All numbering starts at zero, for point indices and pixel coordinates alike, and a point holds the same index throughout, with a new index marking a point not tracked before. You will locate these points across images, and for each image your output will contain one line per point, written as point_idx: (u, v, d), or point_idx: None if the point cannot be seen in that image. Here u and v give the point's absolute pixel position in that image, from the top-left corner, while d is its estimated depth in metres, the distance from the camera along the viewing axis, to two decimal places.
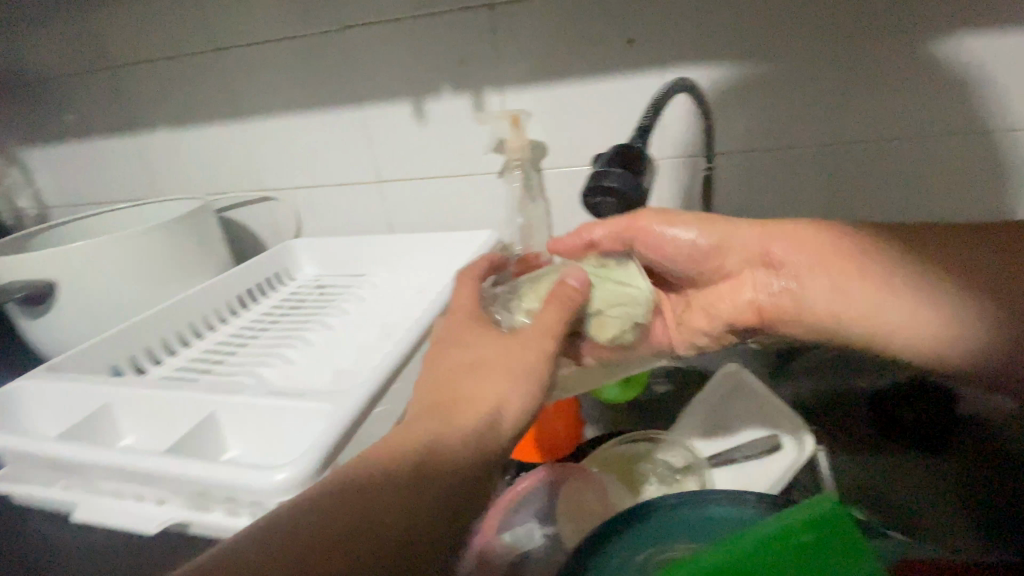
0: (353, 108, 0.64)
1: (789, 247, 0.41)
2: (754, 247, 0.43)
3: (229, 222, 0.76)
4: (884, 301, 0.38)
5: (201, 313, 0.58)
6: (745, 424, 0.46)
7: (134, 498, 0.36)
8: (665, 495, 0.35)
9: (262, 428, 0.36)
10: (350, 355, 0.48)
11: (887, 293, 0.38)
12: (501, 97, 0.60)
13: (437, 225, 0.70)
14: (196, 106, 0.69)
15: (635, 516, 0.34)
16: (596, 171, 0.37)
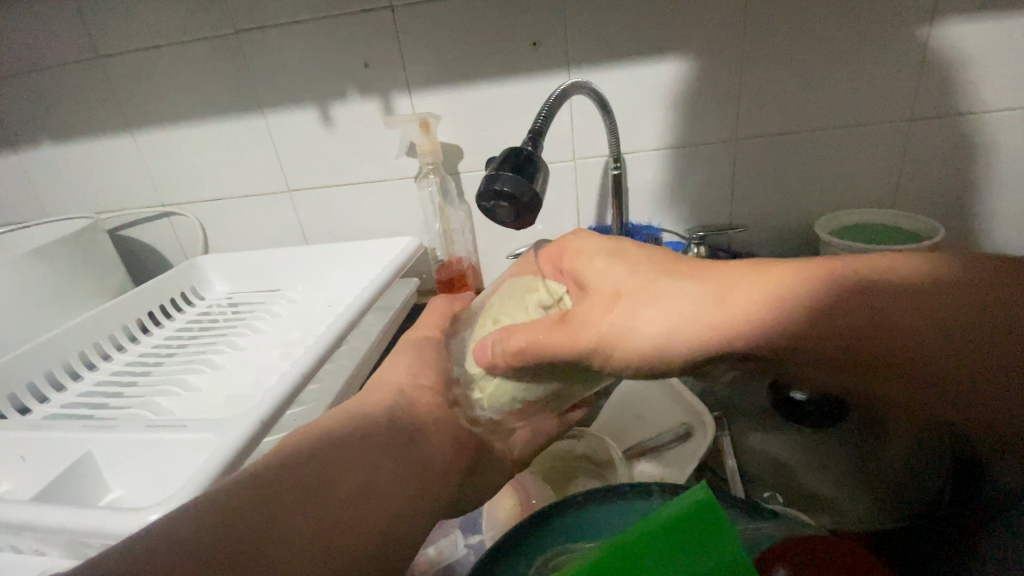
0: (256, 115, 0.61)
1: (781, 311, 0.27)
2: (717, 317, 0.28)
3: (131, 240, 0.71)
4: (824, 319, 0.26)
5: (94, 340, 0.53)
6: (662, 413, 0.47)
7: (9, 552, 0.32)
8: (575, 493, 0.34)
9: (148, 463, 0.34)
10: (254, 376, 0.46)
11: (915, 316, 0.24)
12: (411, 101, 0.59)
13: (356, 233, 0.68)
14: (79, 117, 0.63)
15: (552, 512, 0.33)
16: (488, 177, 0.36)
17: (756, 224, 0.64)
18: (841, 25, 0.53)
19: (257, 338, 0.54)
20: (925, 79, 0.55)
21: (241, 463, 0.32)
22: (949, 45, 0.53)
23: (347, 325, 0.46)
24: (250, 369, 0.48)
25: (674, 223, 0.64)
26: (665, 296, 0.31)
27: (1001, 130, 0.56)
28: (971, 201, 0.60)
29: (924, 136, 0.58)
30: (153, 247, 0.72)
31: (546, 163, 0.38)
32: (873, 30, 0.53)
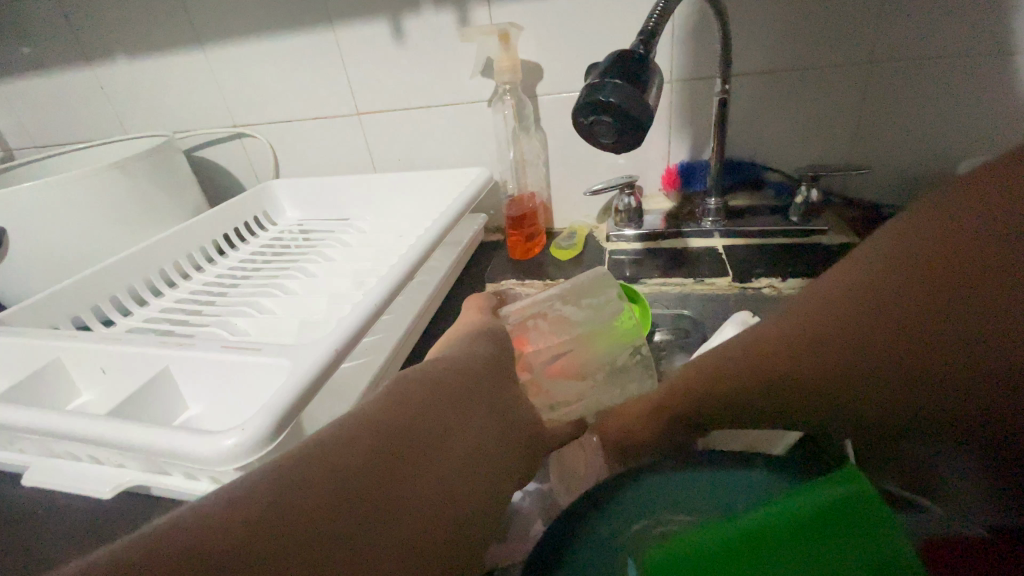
0: (325, 28, 0.57)
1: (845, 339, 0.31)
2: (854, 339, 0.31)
3: (206, 162, 0.71)
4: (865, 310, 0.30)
5: (172, 259, 0.54)
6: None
7: (88, 461, 0.32)
8: (669, 455, 0.29)
9: (223, 382, 0.33)
10: (325, 304, 0.45)
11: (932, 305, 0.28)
12: (489, 10, 0.53)
13: (425, 163, 0.64)
14: (152, 30, 0.62)
15: (646, 472, 0.29)
16: (590, 84, 0.31)
17: (881, 167, 0.55)
18: None
19: (328, 266, 0.53)
20: None
21: (316, 392, 0.31)
22: None
23: (416, 257, 0.44)
24: (321, 298, 0.47)
25: (778, 163, 0.56)
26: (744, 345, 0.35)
27: None
28: None
29: None
30: (226, 171, 0.72)
31: (658, 72, 0.33)
32: None
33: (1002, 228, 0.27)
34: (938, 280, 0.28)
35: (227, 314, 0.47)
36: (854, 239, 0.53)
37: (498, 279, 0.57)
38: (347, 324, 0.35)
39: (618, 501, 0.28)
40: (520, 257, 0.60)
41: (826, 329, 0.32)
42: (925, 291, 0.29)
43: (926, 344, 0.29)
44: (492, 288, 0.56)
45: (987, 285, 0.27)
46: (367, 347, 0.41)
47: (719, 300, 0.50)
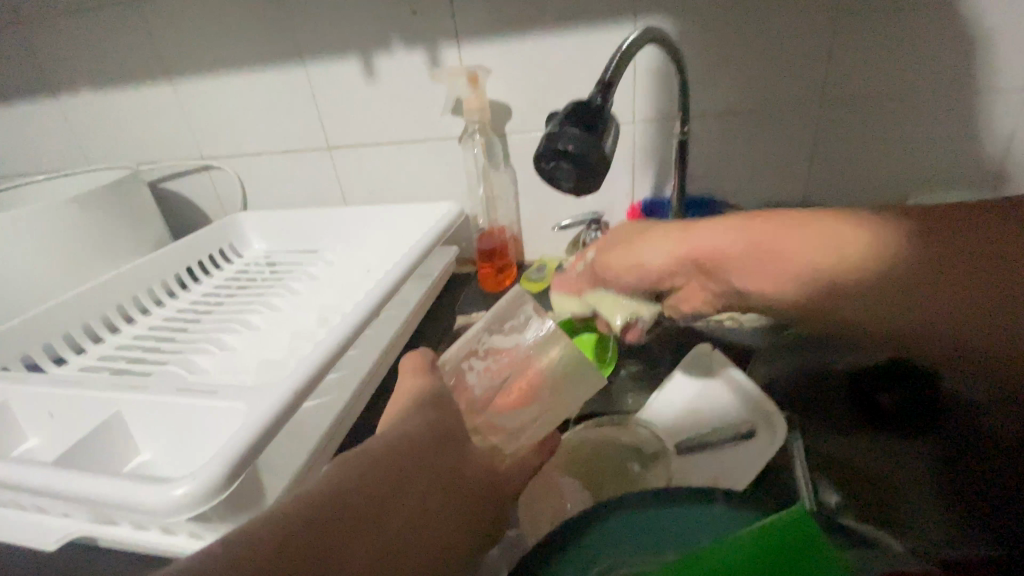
0: (296, 65, 0.58)
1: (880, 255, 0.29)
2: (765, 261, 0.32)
3: (171, 194, 0.70)
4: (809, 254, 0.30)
5: (130, 293, 0.52)
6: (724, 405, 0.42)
7: (31, 511, 0.31)
8: (633, 491, 0.30)
9: (176, 427, 0.32)
10: (289, 341, 0.44)
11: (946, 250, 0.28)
12: (459, 52, 0.55)
13: (396, 196, 0.65)
14: (120, 64, 0.62)
15: (613, 509, 0.29)
16: (549, 134, 0.33)
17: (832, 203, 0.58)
18: None
19: (295, 300, 0.52)
20: None
21: (273, 437, 0.30)
22: None
23: (384, 293, 0.43)
24: (286, 334, 0.46)
25: (737, 199, 0.59)
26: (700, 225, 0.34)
27: None
28: None
29: None
30: (192, 202, 0.71)
31: (614, 121, 0.35)
32: None
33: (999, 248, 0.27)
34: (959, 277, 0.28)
35: (185, 351, 0.46)
36: None
37: (468, 312, 0.57)
38: (310, 363, 0.34)
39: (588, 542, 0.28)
40: (492, 289, 0.60)
41: (848, 247, 0.29)
42: (969, 239, 0.28)
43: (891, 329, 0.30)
44: (463, 321, 0.56)
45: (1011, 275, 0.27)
46: (333, 384, 0.40)
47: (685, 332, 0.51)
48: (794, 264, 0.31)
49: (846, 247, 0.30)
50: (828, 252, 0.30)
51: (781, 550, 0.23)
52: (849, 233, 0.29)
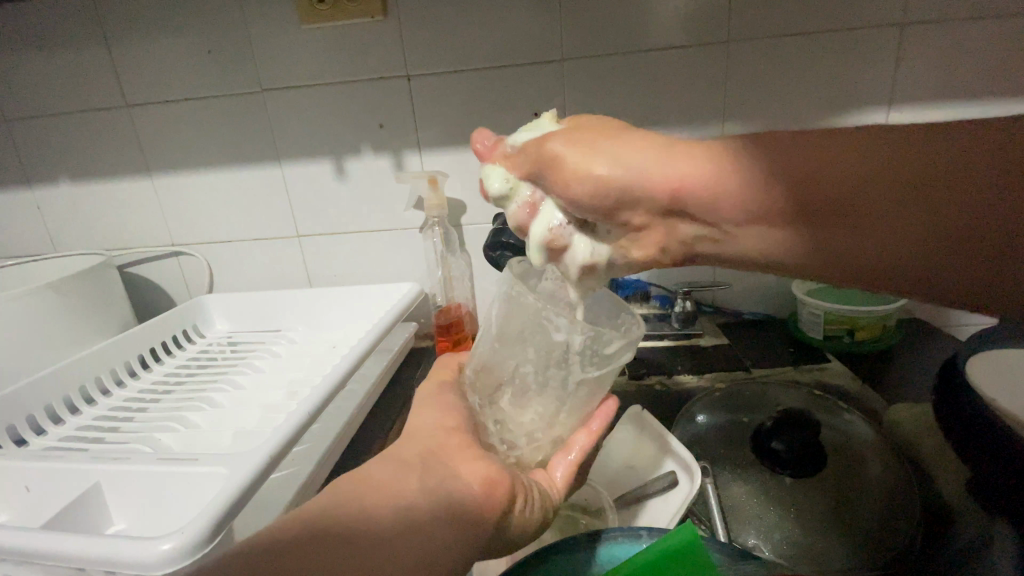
0: (273, 165, 0.66)
1: (752, 174, 0.27)
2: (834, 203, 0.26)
3: (139, 278, 0.73)
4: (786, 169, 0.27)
5: (96, 374, 0.54)
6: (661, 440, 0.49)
7: None
8: (581, 533, 0.36)
9: (154, 497, 0.35)
10: (257, 415, 0.47)
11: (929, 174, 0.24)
12: (421, 159, 0.64)
13: (360, 278, 0.71)
14: (100, 160, 0.67)
15: (567, 548, 0.35)
16: (497, 230, 0.44)
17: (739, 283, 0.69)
18: (812, 110, 0.60)
19: (260, 378, 0.55)
20: None
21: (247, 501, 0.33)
22: None
23: (353, 366, 0.48)
24: (255, 408, 0.49)
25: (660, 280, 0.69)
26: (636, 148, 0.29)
27: None
28: None
29: None
30: (159, 285, 0.74)
31: None
32: (840, 116, 0.60)
33: (1002, 176, 0.22)
34: (866, 209, 0.25)
35: (150, 428, 0.47)
36: (723, 341, 0.65)
37: None
38: (285, 428, 0.39)
39: (543, 568, 0.34)
40: None
41: (729, 178, 0.28)
42: (964, 167, 0.23)
43: (946, 241, 0.24)
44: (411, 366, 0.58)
45: (1000, 235, 0.23)
46: (299, 453, 0.43)
47: (620, 396, 0.58)
48: (854, 193, 0.25)
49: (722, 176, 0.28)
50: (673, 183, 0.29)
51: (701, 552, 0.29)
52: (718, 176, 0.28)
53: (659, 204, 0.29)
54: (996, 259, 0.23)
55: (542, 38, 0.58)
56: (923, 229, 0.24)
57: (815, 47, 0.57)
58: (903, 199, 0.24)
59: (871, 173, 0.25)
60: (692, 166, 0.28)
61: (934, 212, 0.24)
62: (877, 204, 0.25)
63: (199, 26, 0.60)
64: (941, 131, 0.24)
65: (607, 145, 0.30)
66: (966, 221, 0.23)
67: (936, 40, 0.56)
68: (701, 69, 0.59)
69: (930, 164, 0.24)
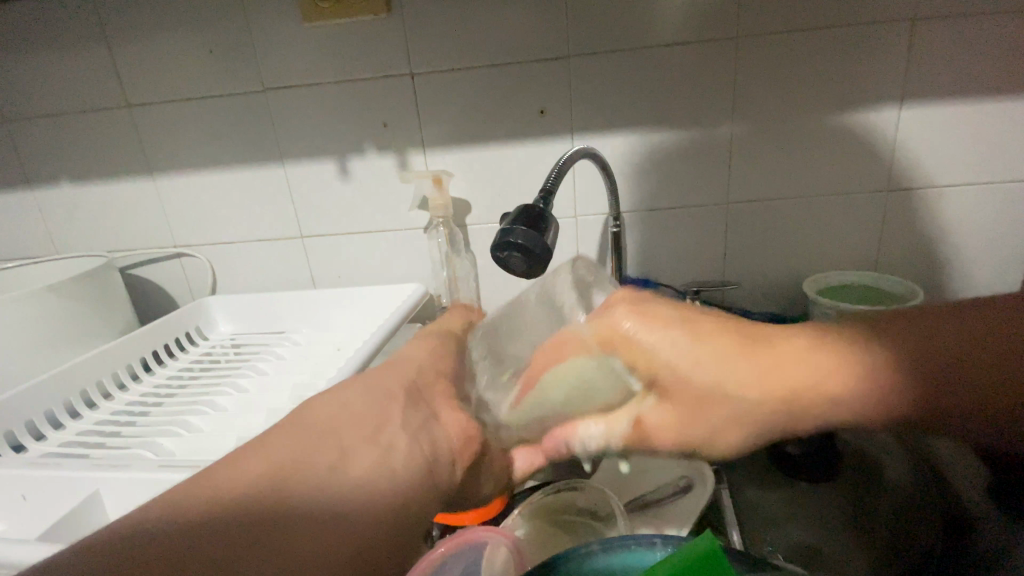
0: (276, 165, 0.65)
1: (863, 373, 0.30)
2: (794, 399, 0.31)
3: (141, 279, 0.73)
4: (801, 367, 0.31)
5: (97, 377, 0.53)
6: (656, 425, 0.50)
7: None
8: (592, 541, 0.35)
9: (154, 504, 0.35)
10: (259, 420, 0.46)
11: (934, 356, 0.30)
12: (425, 159, 0.63)
13: (364, 279, 0.70)
14: (102, 161, 0.66)
15: (578, 556, 0.34)
16: (503, 230, 0.43)
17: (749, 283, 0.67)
18: (824, 105, 0.59)
19: (263, 380, 0.54)
20: (902, 156, 0.60)
21: None
22: (920, 126, 0.58)
23: (356, 368, 0.47)
24: (257, 412, 0.48)
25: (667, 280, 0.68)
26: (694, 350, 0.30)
27: (973, 202, 0.61)
28: (953, 267, 0.64)
29: (903, 207, 0.62)
30: (160, 287, 0.73)
31: (555, 222, 0.45)
32: (853, 113, 0.59)
33: (956, 356, 0.30)
34: (969, 373, 0.29)
35: (152, 433, 0.47)
36: None
37: None
38: None
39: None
40: None
41: (799, 364, 0.31)
42: (946, 339, 0.30)
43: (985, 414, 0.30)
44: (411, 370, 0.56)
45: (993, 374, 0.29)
46: None
47: None
48: (930, 368, 0.30)
49: (809, 363, 0.31)
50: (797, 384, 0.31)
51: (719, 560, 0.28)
52: (823, 368, 0.31)
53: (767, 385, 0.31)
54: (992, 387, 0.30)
55: (548, 36, 0.57)
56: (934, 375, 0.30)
57: (828, 42, 0.56)
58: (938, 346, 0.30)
59: (888, 361, 0.31)
60: (797, 373, 0.31)
61: (955, 358, 0.30)
62: (852, 397, 0.31)
63: (201, 25, 0.59)
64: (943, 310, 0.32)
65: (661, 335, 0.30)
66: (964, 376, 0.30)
67: (951, 35, 0.55)
68: (710, 65, 0.58)
69: (959, 336, 0.30)
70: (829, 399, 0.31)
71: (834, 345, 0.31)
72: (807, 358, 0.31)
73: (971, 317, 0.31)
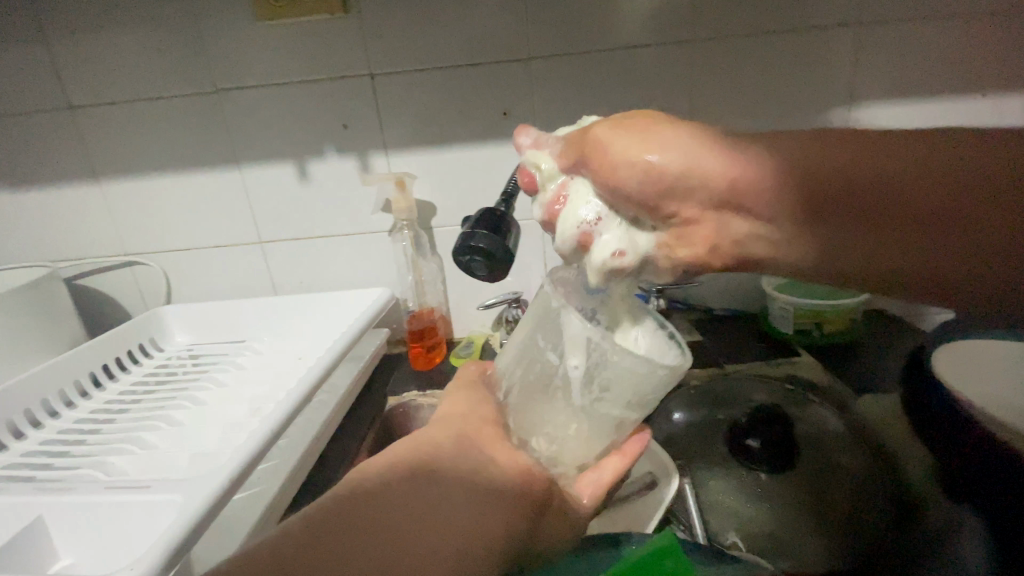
0: (230, 169, 0.63)
1: (787, 236, 0.31)
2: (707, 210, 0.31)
3: (90, 290, 0.69)
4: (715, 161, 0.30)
5: (42, 395, 0.50)
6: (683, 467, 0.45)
7: None
8: (561, 541, 0.35)
9: (107, 526, 0.34)
10: (217, 434, 0.45)
11: (888, 222, 0.29)
12: (387, 161, 0.62)
13: (329, 285, 0.69)
14: (43, 166, 0.63)
15: (548, 555, 0.34)
16: (465, 234, 0.43)
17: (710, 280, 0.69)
18: (778, 105, 0.60)
19: (223, 392, 0.52)
20: None
21: (204, 528, 0.32)
22: (868, 125, 0.61)
23: (320, 377, 0.46)
24: (216, 427, 0.46)
25: None
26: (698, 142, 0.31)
27: None
28: None
29: None
30: (111, 297, 0.70)
31: (517, 224, 0.46)
32: (806, 113, 0.61)
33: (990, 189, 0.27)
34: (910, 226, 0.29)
35: (103, 451, 0.44)
36: (697, 337, 0.65)
37: (400, 391, 0.60)
38: (249, 446, 0.37)
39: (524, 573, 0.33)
40: (423, 367, 0.64)
41: (753, 178, 0.30)
42: (955, 168, 0.27)
43: (939, 220, 0.28)
44: (395, 404, 0.59)
45: (976, 221, 0.27)
46: (263, 472, 0.41)
47: None
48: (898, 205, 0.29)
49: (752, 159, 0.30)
50: (731, 188, 0.31)
51: (679, 553, 0.29)
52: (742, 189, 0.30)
53: (714, 195, 0.31)
54: (973, 258, 0.28)
55: (508, 36, 0.57)
56: (951, 205, 0.28)
57: (779, 44, 0.58)
58: (955, 173, 0.28)
59: (887, 168, 0.29)
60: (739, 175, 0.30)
61: (952, 190, 0.27)
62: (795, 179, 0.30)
63: (147, 22, 0.57)
64: (964, 145, 0.28)
65: (668, 140, 0.31)
66: (947, 212, 0.28)
67: (894, 40, 0.57)
68: (668, 67, 0.59)
69: (951, 171, 0.28)
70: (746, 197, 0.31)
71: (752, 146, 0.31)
72: (729, 157, 0.31)
73: (978, 147, 0.28)
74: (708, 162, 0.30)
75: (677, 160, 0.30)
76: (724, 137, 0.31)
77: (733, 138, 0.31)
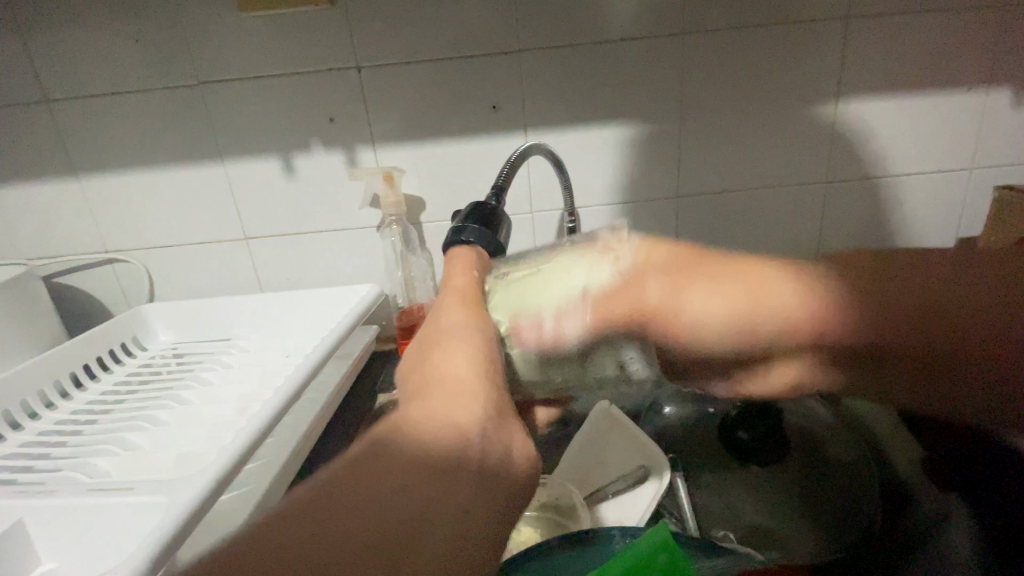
0: (213, 164, 0.61)
1: (820, 296, 0.32)
2: (748, 320, 0.35)
3: (71, 288, 0.68)
4: (730, 305, 0.35)
5: (22, 396, 0.49)
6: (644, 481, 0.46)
7: None
8: (554, 537, 0.35)
9: (90, 529, 0.33)
10: (203, 433, 0.44)
11: (881, 323, 0.30)
12: (375, 155, 0.61)
13: (317, 281, 0.68)
14: (18, 162, 0.61)
15: (542, 550, 0.34)
16: (455, 228, 0.43)
17: None
18: (766, 99, 0.60)
19: (208, 391, 0.51)
20: (840, 148, 0.63)
21: (190, 530, 0.31)
22: (854, 119, 0.61)
23: (308, 375, 0.46)
24: (203, 426, 0.45)
25: None
26: (704, 288, 0.36)
27: (906, 192, 0.65)
28: None
29: (842, 196, 0.65)
30: (92, 296, 0.68)
31: (508, 219, 0.45)
32: (795, 108, 0.61)
33: (999, 312, 0.27)
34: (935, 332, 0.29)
35: (84, 452, 0.43)
36: None
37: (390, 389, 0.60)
38: (236, 446, 0.36)
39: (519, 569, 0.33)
40: None
41: (773, 298, 0.34)
42: (943, 292, 0.29)
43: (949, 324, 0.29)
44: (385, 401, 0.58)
45: (953, 333, 0.29)
46: (250, 472, 0.40)
47: None
48: (931, 319, 0.29)
49: (768, 286, 0.34)
50: (762, 306, 0.34)
51: (674, 546, 0.29)
52: (768, 284, 0.34)
53: (738, 304, 0.35)
54: (975, 353, 0.29)
55: (496, 28, 0.56)
56: (931, 331, 0.29)
57: (767, 38, 0.58)
58: (939, 302, 0.29)
59: (895, 287, 0.30)
60: (750, 289, 0.35)
61: (928, 309, 0.29)
62: (821, 317, 0.33)
63: (124, 13, 0.55)
64: (959, 260, 0.31)
65: (697, 293, 0.36)
66: (924, 339, 0.30)
67: (879, 34, 0.58)
68: (657, 61, 0.58)
69: (945, 296, 0.29)
70: (783, 321, 0.34)
71: (796, 272, 0.34)
72: (727, 277, 0.36)
73: (965, 266, 0.30)
74: (724, 303, 0.35)
75: (716, 311, 0.36)
76: (746, 267, 0.36)
77: (766, 266, 0.36)
